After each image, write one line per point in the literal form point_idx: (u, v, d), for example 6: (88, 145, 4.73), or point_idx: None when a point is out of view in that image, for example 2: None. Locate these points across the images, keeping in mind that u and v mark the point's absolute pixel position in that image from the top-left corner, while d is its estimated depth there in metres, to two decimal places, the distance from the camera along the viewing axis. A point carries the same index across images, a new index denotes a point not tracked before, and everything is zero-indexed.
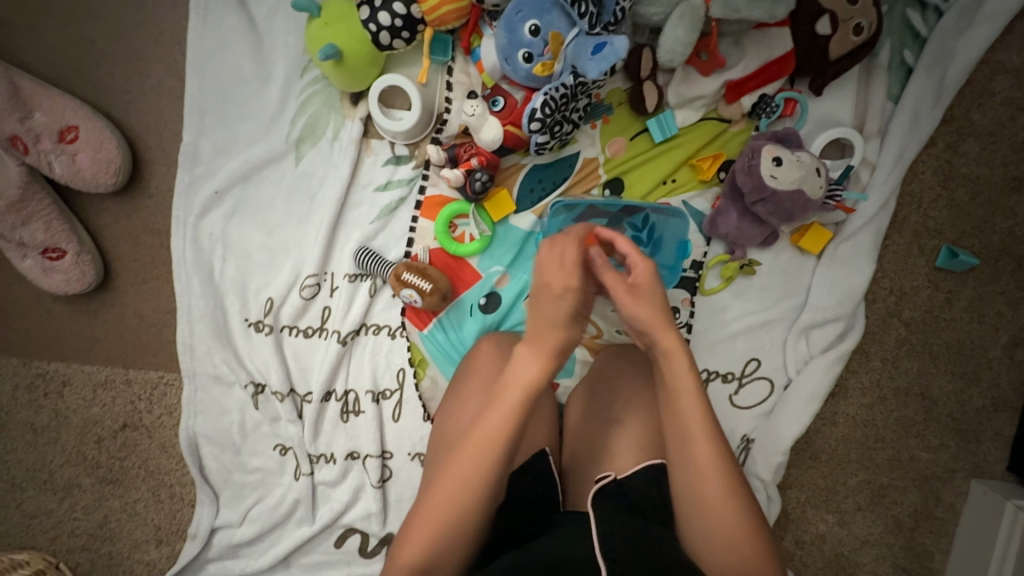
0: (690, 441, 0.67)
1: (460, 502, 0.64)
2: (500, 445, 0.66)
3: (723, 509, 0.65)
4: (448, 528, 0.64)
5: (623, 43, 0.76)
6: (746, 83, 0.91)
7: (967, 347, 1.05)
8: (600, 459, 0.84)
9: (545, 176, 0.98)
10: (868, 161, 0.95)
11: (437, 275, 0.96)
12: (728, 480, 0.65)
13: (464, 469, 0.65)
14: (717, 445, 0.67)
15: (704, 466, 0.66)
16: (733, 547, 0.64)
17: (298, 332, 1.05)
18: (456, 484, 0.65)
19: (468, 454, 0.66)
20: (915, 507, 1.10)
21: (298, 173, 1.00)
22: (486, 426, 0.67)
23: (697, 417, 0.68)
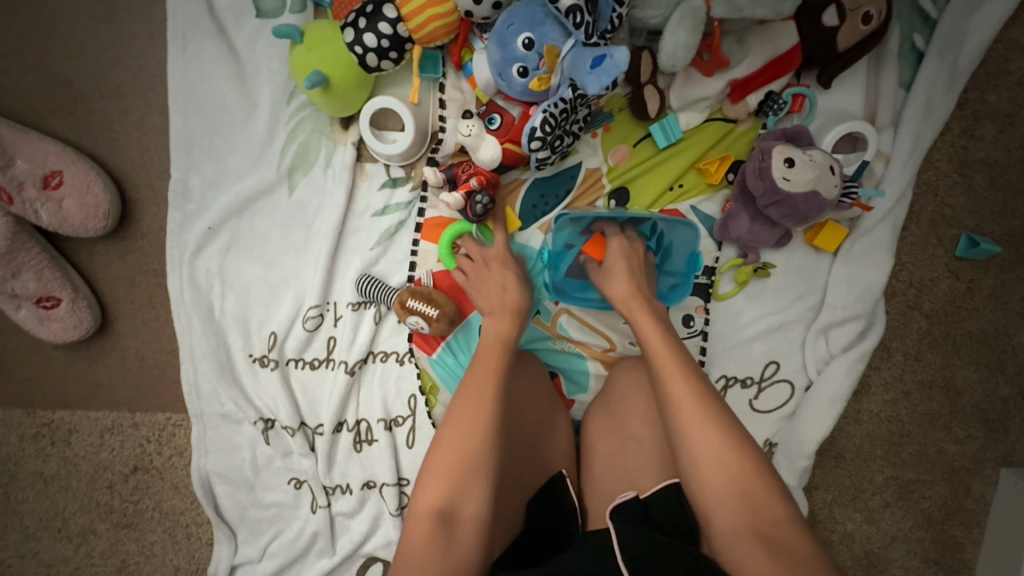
0: (664, 374, 0.71)
1: (467, 444, 0.67)
2: (493, 385, 0.72)
3: (708, 430, 0.66)
4: (462, 471, 0.65)
5: (623, 55, 0.71)
6: (751, 81, 0.86)
7: (991, 336, 1.02)
8: (622, 480, 0.82)
9: (548, 189, 0.94)
10: (882, 153, 0.91)
11: (443, 299, 0.93)
12: (711, 412, 0.67)
13: (463, 412, 0.69)
14: (692, 377, 0.70)
15: (681, 393, 0.69)
16: (728, 480, 0.63)
17: (305, 365, 1.02)
18: (459, 428, 0.68)
19: (470, 396, 0.71)
20: (943, 500, 1.08)
21: (292, 203, 0.97)
22: (477, 372, 0.74)
23: (667, 353, 0.74)
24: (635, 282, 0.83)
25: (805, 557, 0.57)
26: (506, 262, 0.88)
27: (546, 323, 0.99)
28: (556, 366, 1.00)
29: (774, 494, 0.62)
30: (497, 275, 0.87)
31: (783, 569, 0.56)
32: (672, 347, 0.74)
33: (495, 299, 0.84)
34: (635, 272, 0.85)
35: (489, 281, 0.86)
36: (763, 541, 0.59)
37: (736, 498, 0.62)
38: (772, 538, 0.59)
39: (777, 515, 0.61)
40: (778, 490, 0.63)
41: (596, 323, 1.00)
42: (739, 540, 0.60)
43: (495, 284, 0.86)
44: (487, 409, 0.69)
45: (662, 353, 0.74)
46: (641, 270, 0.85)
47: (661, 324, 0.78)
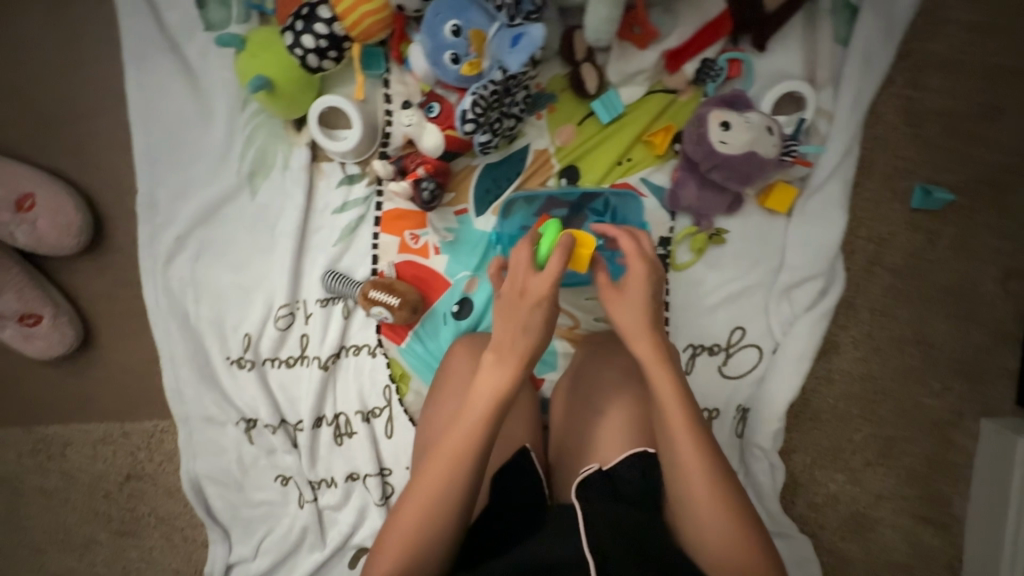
0: (680, 453, 0.66)
1: (437, 512, 0.64)
2: (473, 451, 0.65)
3: (716, 517, 0.64)
4: (427, 535, 0.63)
5: (539, 33, 0.75)
6: (685, 49, 0.88)
7: (958, 285, 1.01)
8: (585, 450, 0.83)
9: (499, 174, 0.97)
10: (824, 110, 0.92)
11: (404, 288, 0.96)
12: (723, 492, 0.65)
13: (440, 476, 0.65)
14: (708, 458, 0.66)
15: (694, 475, 0.65)
16: (729, 562, 0.63)
17: (280, 363, 1.05)
18: (430, 489, 0.65)
19: (449, 447, 0.66)
20: (926, 455, 1.08)
21: (256, 207, 1.00)
22: (460, 435, 0.66)
23: (685, 424, 0.67)
24: (651, 327, 0.74)
25: None
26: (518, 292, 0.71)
27: None
28: None
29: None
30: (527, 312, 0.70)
31: None
32: (690, 422, 0.68)
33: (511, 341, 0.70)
34: (652, 312, 0.75)
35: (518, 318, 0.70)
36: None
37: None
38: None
39: None
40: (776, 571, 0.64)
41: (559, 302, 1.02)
42: None
43: (515, 321, 0.70)
44: (464, 472, 0.65)
45: (677, 418, 0.68)
46: (660, 311, 0.76)
47: (678, 379, 0.71)
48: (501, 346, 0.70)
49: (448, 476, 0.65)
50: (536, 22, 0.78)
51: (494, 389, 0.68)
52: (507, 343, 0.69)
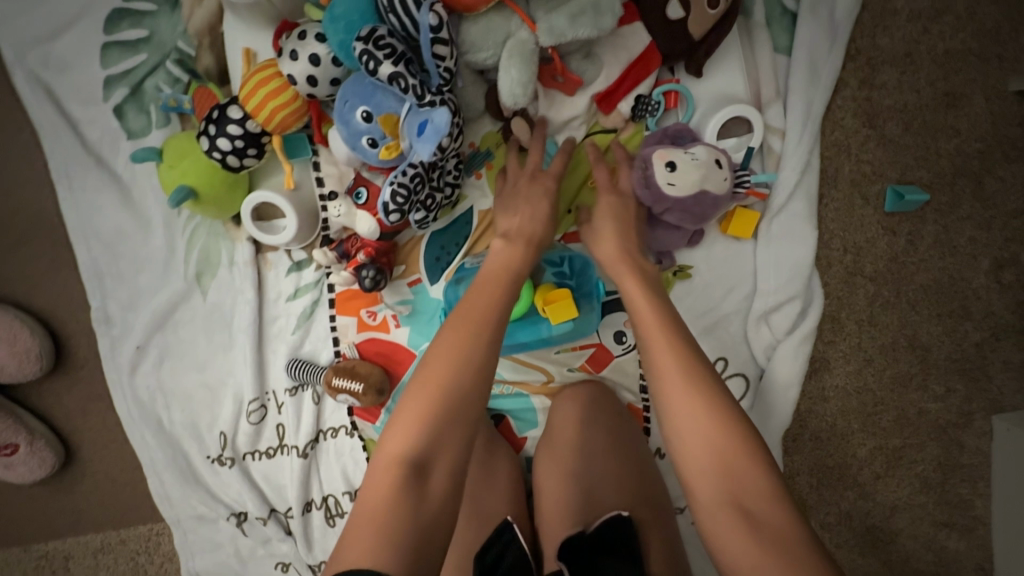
0: (658, 361, 0.63)
1: (454, 381, 0.61)
2: (490, 318, 0.65)
3: (703, 424, 0.59)
4: (440, 410, 0.60)
5: (443, 118, 0.70)
6: (616, 89, 0.83)
7: (947, 284, 0.95)
8: (564, 515, 0.79)
9: (447, 240, 0.93)
10: (774, 127, 0.86)
11: (366, 370, 0.93)
12: (703, 379, 0.61)
13: (448, 347, 0.63)
14: (681, 343, 0.64)
15: (671, 380, 0.62)
16: (708, 445, 0.58)
17: (260, 455, 1.04)
18: (443, 361, 0.62)
19: (460, 324, 0.64)
20: (937, 460, 1.03)
21: (209, 305, 0.98)
22: (469, 314, 0.65)
23: (661, 336, 0.65)
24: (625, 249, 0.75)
25: (784, 537, 0.52)
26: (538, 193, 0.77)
27: None
28: (500, 408, 1.00)
29: (758, 468, 0.56)
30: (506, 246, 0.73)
31: (755, 544, 0.52)
32: (668, 326, 0.66)
33: (497, 264, 0.70)
34: (624, 231, 0.76)
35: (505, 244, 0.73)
36: (740, 515, 0.54)
37: (715, 460, 0.57)
38: (757, 520, 0.54)
39: (759, 491, 0.55)
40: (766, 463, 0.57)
41: (530, 359, 0.98)
42: (716, 513, 0.56)
43: (526, 207, 0.76)
44: (478, 349, 0.63)
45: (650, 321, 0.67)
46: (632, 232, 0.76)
47: (660, 299, 0.69)
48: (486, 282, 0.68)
49: (463, 352, 0.62)
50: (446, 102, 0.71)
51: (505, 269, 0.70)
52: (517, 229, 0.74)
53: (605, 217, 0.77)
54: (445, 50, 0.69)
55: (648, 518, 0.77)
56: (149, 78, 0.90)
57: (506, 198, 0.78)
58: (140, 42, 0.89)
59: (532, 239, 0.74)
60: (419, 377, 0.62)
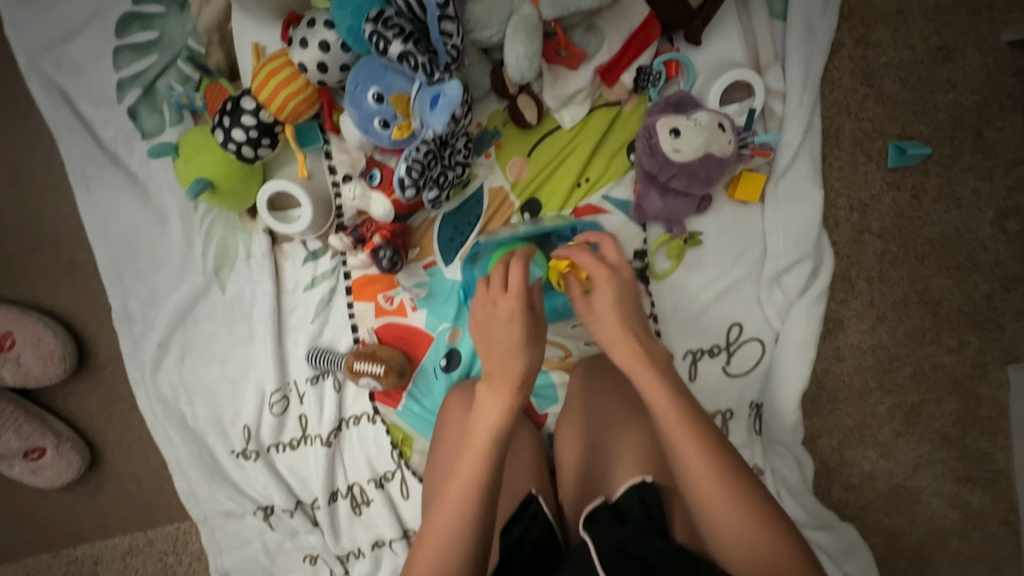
0: (677, 440, 0.61)
1: (468, 524, 0.59)
2: (497, 442, 0.63)
3: (722, 505, 0.58)
4: (454, 557, 0.58)
5: (455, 89, 0.72)
6: (618, 62, 0.85)
7: (953, 237, 0.97)
8: (588, 489, 0.80)
9: (459, 221, 0.94)
10: (775, 91, 0.88)
11: (387, 353, 0.94)
12: (717, 458, 0.60)
13: (457, 494, 0.61)
14: (689, 416, 0.62)
15: (694, 461, 0.59)
16: (732, 531, 0.58)
17: (285, 447, 1.05)
18: (455, 507, 0.60)
19: (465, 466, 0.62)
20: (956, 414, 1.03)
21: (228, 299, 0.99)
22: (477, 447, 0.62)
23: (674, 415, 0.62)
24: (620, 323, 0.68)
25: None
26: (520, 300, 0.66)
27: None
28: None
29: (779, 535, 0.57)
30: (506, 322, 0.66)
31: None
32: (672, 401, 0.63)
33: (497, 381, 0.65)
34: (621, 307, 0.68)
35: (502, 333, 0.65)
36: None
37: (743, 546, 0.57)
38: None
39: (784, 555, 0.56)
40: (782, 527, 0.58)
41: (547, 335, 1.00)
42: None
43: (507, 317, 0.66)
44: (486, 485, 0.61)
45: (655, 394, 0.63)
46: (633, 302, 0.69)
47: (659, 367, 0.65)
48: (494, 370, 0.65)
49: (470, 498, 0.60)
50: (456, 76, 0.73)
51: (509, 389, 0.64)
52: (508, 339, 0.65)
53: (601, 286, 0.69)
54: (452, 26, 0.71)
55: (675, 487, 0.77)
56: (161, 78, 0.92)
57: (489, 309, 0.68)
58: (151, 44, 0.92)
59: (524, 352, 0.65)
60: (430, 527, 0.61)
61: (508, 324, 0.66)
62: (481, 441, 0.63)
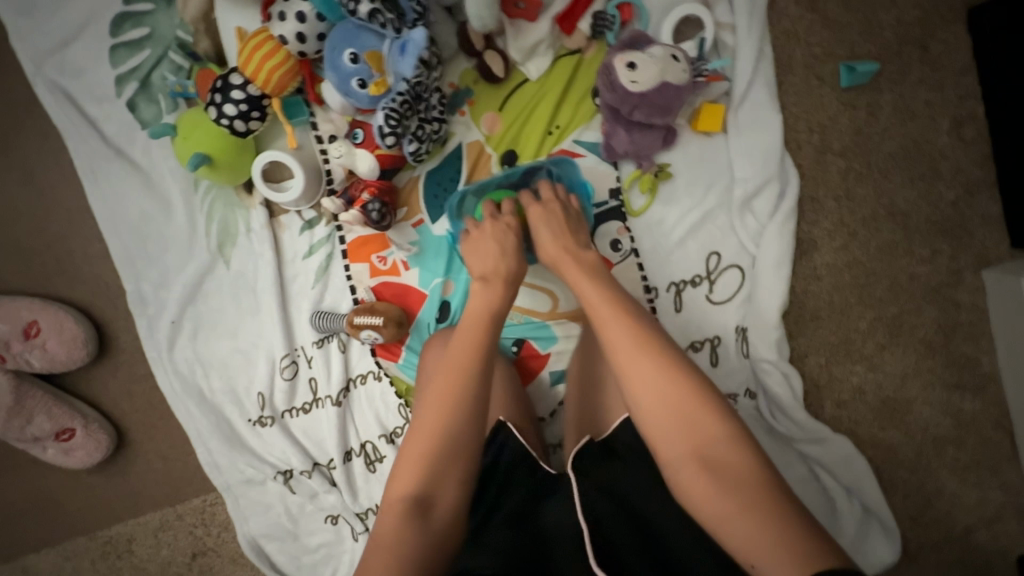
0: (615, 344, 0.69)
1: (448, 420, 0.68)
2: (475, 353, 0.72)
3: (659, 389, 0.65)
4: (435, 450, 0.67)
5: (421, 34, 0.81)
6: (573, 9, 0.92)
7: (913, 148, 1.01)
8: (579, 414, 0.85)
9: (443, 177, 1.00)
10: (724, 23, 0.94)
11: (385, 306, 1.00)
12: (654, 356, 0.67)
13: (440, 395, 0.70)
14: (631, 326, 0.69)
15: (630, 359, 0.67)
16: (667, 417, 0.64)
17: (298, 412, 1.10)
18: (434, 407, 0.69)
19: (447, 372, 0.71)
20: (936, 322, 1.07)
21: (233, 273, 1.06)
22: (455, 359, 0.72)
23: (614, 323, 0.71)
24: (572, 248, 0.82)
25: (744, 479, 0.58)
26: (504, 229, 0.85)
27: None
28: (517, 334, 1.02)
29: (714, 420, 0.62)
30: (498, 236, 0.84)
31: (720, 488, 0.59)
32: (618, 310, 0.72)
33: (478, 301, 0.77)
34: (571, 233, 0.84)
35: (493, 240, 0.83)
36: (705, 467, 0.60)
37: (679, 429, 0.63)
38: (722, 472, 0.60)
39: (716, 436, 0.62)
40: (719, 413, 0.63)
41: (536, 281, 1.03)
42: (685, 468, 0.62)
43: (491, 250, 0.82)
44: (466, 386, 0.70)
45: (602, 307, 0.73)
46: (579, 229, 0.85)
47: (607, 287, 0.75)
48: (489, 274, 0.80)
49: (450, 396, 0.69)
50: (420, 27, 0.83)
51: (489, 308, 0.76)
52: (491, 270, 0.80)
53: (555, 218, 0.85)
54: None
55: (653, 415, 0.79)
56: (155, 70, 0.99)
57: (473, 241, 0.85)
58: (143, 40, 0.99)
59: (508, 276, 0.80)
60: (414, 426, 0.70)
61: (498, 239, 0.83)
62: (462, 353, 0.72)
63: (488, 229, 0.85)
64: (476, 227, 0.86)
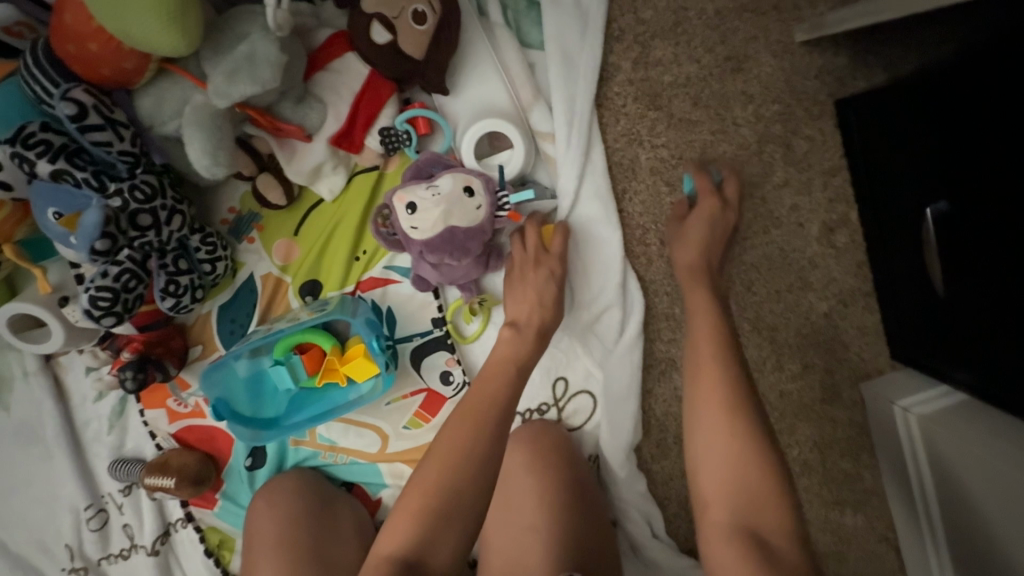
0: (701, 381, 0.66)
1: (464, 469, 0.60)
2: (501, 404, 0.65)
3: (722, 450, 0.62)
4: (439, 510, 0.59)
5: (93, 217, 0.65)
6: (351, 129, 0.76)
7: (780, 258, 0.89)
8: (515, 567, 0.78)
9: (236, 313, 0.86)
10: (544, 132, 0.79)
11: (178, 461, 0.88)
12: (737, 412, 0.63)
13: (453, 444, 0.62)
14: (725, 364, 0.66)
15: (709, 399, 0.65)
16: (725, 481, 0.61)
17: (116, 559, 0.97)
18: (444, 457, 0.61)
19: (464, 418, 0.64)
20: (812, 438, 0.97)
21: (12, 423, 0.92)
22: (469, 410, 0.65)
23: (710, 350, 0.67)
24: (705, 254, 0.76)
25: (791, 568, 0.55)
26: (537, 264, 0.77)
27: (306, 439, 0.92)
28: (344, 476, 0.93)
29: (776, 501, 0.59)
30: (540, 281, 0.76)
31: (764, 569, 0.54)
32: (715, 339, 0.68)
33: (502, 350, 0.72)
34: (713, 245, 0.77)
35: (534, 289, 0.75)
36: (756, 545, 0.56)
37: (735, 501, 0.60)
38: (772, 554, 0.55)
39: (770, 522, 0.58)
40: (781, 498, 0.59)
41: (356, 419, 0.91)
42: (723, 537, 0.58)
43: (529, 288, 0.76)
44: (488, 446, 0.62)
45: (702, 331, 0.69)
46: (718, 247, 0.77)
47: (715, 309, 0.71)
48: (519, 317, 0.75)
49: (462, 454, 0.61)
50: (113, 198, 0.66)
51: (510, 358, 0.70)
52: (525, 312, 0.75)
53: (699, 218, 0.78)
54: (107, 136, 0.65)
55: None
56: None
57: (512, 279, 0.78)
58: None
59: (540, 330, 0.74)
60: (413, 479, 0.62)
61: (537, 286, 0.76)
62: (482, 409, 0.65)
63: (530, 273, 0.77)
64: (517, 259, 0.78)
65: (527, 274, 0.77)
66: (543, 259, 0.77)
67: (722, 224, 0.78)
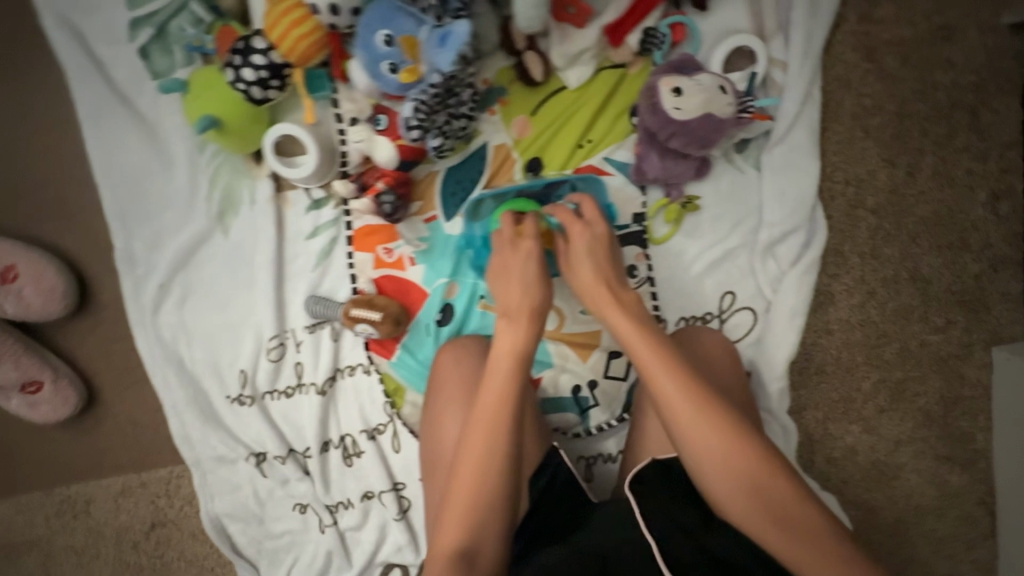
0: (680, 411, 0.62)
1: (484, 482, 0.64)
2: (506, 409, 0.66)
3: (743, 458, 0.60)
4: (478, 508, 0.63)
5: (464, 28, 0.79)
6: (624, 21, 0.90)
7: (946, 216, 0.98)
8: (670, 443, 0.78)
9: (461, 176, 0.96)
10: (777, 60, 0.93)
11: (386, 301, 0.95)
12: (735, 429, 0.61)
13: (473, 452, 0.65)
14: (690, 394, 0.62)
15: (699, 428, 0.61)
16: (742, 489, 0.60)
17: (280, 395, 1.03)
18: (471, 467, 0.65)
19: (479, 418, 0.66)
20: (940, 392, 1.04)
21: (230, 245, 1.01)
22: (482, 419, 0.66)
23: (665, 377, 0.64)
24: (602, 276, 0.76)
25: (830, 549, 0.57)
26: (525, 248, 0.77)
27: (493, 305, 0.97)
28: None
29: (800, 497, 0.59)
30: (517, 264, 0.76)
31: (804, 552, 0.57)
32: (663, 355, 0.65)
33: (507, 338, 0.71)
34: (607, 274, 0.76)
35: (516, 272, 0.75)
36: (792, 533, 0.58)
37: (763, 509, 0.59)
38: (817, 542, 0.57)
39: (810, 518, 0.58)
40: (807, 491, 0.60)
41: None
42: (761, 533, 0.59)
43: (510, 280, 0.75)
44: (503, 448, 0.65)
45: (645, 354, 0.66)
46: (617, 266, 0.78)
47: (655, 332, 0.68)
48: (508, 305, 0.73)
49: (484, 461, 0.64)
50: (462, 19, 0.81)
51: (511, 356, 0.69)
52: (514, 304, 0.73)
53: (579, 242, 0.78)
54: None
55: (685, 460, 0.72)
56: (173, 20, 0.94)
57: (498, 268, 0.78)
58: None
59: (534, 313, 0.72)
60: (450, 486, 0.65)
61: (520, 266, 0.76)
62: (485, 414, 0.66)
63: (508, 255, 0.77)
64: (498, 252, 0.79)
65: (507, 260, 0.77)
66: (507, 244, 0.78)
67: (595, 242, 0.78)
